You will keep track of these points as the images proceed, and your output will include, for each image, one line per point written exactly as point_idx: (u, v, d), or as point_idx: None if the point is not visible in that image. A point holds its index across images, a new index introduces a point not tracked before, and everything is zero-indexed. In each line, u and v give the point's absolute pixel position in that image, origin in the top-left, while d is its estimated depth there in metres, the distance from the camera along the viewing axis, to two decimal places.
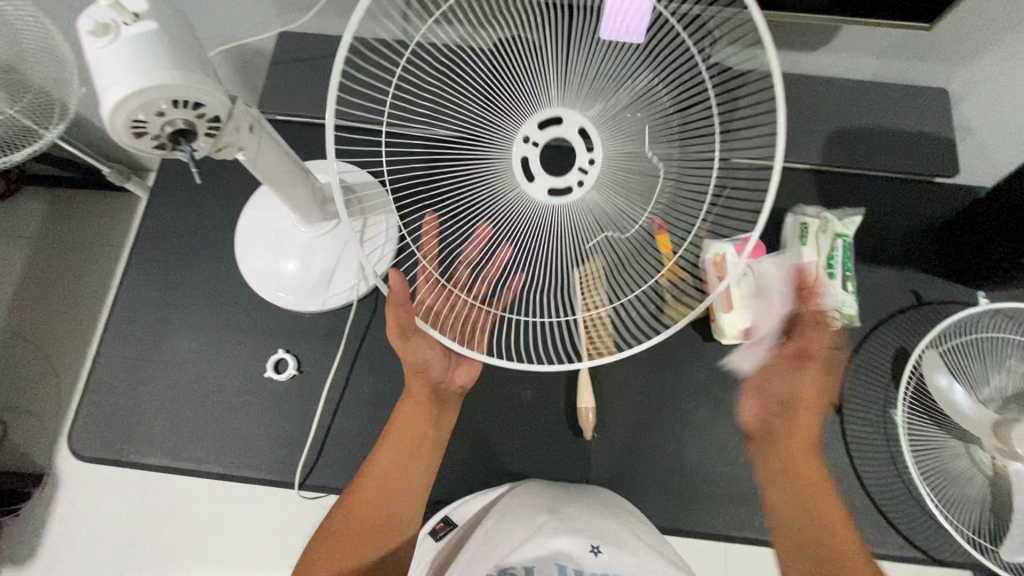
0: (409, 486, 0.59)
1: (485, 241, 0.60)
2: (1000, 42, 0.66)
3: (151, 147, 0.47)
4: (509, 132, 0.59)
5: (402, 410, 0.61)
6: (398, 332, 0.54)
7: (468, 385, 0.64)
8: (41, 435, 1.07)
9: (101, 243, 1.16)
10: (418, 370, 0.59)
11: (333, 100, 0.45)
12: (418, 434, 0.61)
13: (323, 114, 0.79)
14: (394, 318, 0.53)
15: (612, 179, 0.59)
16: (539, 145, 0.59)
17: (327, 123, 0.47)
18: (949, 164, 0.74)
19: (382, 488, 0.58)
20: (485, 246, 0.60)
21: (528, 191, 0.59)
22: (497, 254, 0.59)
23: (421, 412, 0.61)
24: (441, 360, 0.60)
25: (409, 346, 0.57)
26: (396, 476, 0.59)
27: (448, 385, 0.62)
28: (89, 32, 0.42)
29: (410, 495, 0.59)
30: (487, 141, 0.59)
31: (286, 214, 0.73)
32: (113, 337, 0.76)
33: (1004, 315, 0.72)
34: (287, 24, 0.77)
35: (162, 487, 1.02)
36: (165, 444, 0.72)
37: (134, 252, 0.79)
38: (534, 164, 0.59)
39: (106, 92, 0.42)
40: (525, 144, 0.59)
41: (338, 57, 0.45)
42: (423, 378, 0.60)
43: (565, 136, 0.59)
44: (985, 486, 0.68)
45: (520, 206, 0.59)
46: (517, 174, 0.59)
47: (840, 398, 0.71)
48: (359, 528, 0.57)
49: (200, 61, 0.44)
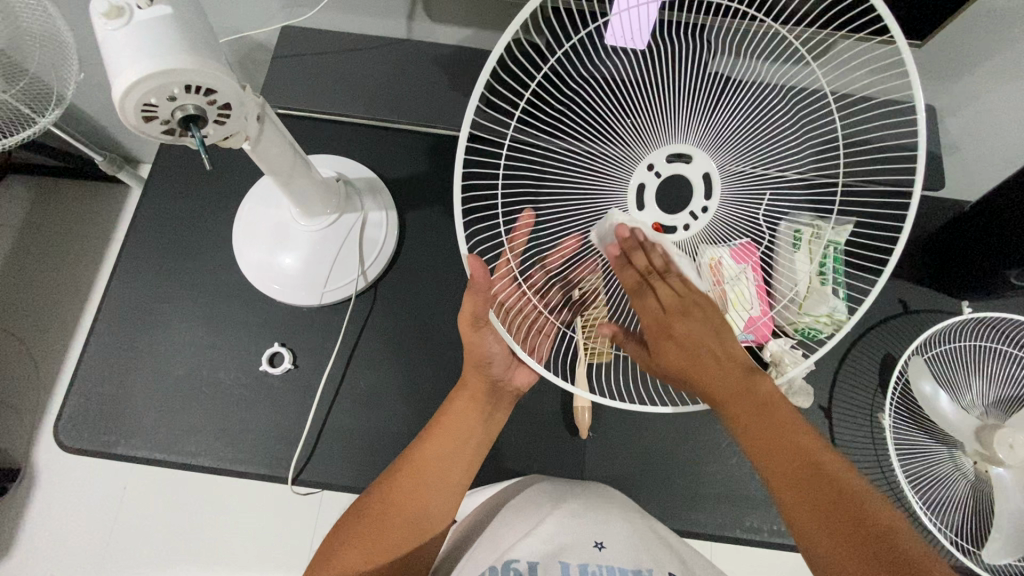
0: (453, 473, 0.57)
1: (570, 253, 0.58)
2: (988, 61, 0.69)
3: (159, 131, 0.47)
4: (626, 160, 0.53)
5: (455, 399, 0.60)
6: (472, 318, 0.55)
7: (524, 387, 0.64)
8: (18, 427, 1.04)
9: (89, 231, 1.14)
10: (480, 363, 0.59)
11: (467, 129, 0.45)
12: (463, 429, 0.59)
13: (325, 109, 0.79)
14: (470, 301, 0.53)
15: (726, 221, 0.55)
16: (660, 176, 0.53)
17: (458, 136, 0.45)
18: (936, 177, 0.77)
19: (421, 473, 0.55)
20: (568, 259, 0.58)
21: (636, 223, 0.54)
22: (580, 266, 0.58)
23: (474, 406, 0.60)
24: (504, 356, 0.60)
25: (476, 337, 0.58)
26: (441, 460, 0.57)
27: (505, 385, 0.62)
28: (102, 14, 0.41)
29: (453, 483, 0.57)
30: (599, 175, 0.55)
31: (287, 209, 0.73)
32: (103, 327, 0.75)
33: (986, 325, 0.75)
34: (292, 18, 0.77)
35: (145, 481, 1.00)
36: (156, 437, 0.70)
37: (128, 242, 0.78)
38: (648, 193, 0.53)
39: (118, 76, 0.41)
40: (645, 172, 0.53)
41: (475, 94, 0.45)
42: (483, 373, 0.60)
43: (686, 175, 0.53)
44: (967, 490, 0.70)
45: None
46: (630, 201, 0.54)
47: (830, 403, 0.73)
48: (385, 522, 0.53)
49: (213, 49, 0.44)
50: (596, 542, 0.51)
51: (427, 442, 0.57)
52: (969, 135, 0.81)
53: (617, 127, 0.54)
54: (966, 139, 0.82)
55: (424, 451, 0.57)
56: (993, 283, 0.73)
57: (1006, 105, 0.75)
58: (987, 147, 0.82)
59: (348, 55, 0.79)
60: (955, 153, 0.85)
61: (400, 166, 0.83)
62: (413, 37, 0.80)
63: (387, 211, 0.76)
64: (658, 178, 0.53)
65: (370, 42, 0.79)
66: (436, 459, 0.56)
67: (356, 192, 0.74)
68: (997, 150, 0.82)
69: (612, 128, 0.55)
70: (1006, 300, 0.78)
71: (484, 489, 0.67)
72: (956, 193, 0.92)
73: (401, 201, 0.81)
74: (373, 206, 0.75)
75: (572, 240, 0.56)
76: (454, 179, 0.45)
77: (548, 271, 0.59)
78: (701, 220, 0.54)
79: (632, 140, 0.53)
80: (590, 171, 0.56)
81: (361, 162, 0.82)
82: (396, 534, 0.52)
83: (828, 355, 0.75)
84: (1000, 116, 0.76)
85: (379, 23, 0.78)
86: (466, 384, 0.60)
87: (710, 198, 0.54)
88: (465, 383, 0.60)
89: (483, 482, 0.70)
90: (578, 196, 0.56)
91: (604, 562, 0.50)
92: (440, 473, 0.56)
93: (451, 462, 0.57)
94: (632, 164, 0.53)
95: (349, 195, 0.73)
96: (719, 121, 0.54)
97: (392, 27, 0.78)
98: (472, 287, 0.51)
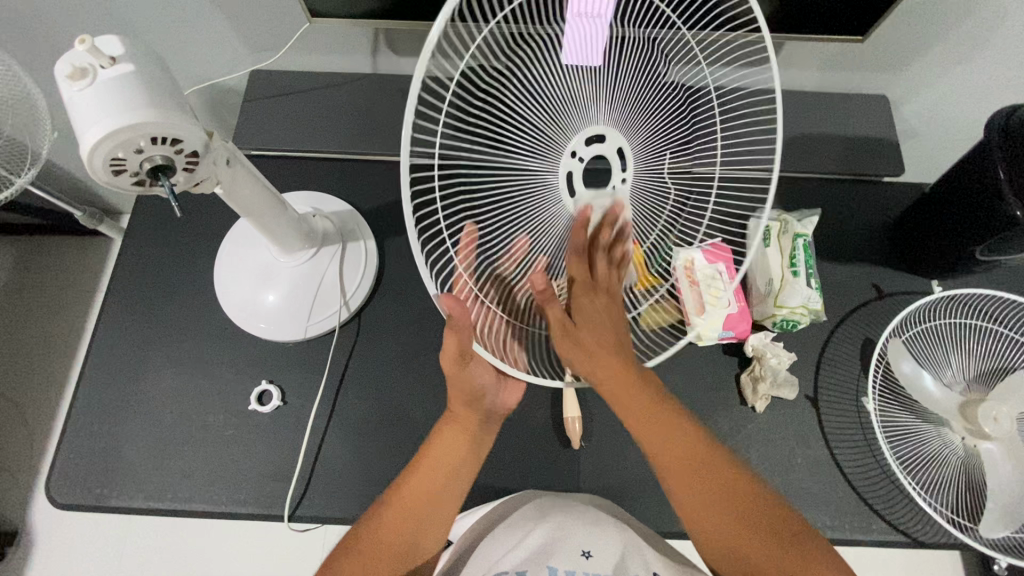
0: (445, 502, 0.57)
1: (522, 254, 0.56)
2: (929, 50, 0.73)
3: (130, 183, 0.48)
4: (552, 149, 0.55)
5: (441, 434, 0.59)
6: (456, 355, 0.55)
7: (515, 405, 0.64)
8: (11, 490, 1.03)
9: (75, 285, 1.14)
10: (471, 397, 0.59)
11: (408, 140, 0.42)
12: (454, 460, 0.58)
13: (299, 145, 0.81)
14: (454, 341, 0.54)
15: (644, 200, 0.56)
16: (584, 161, 0.55)
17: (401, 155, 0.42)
18: (893, 164, 0.80)
19: (416, 508, 0.55)
20: (520, 263, 0.57)
21: (571, 213, 0.55)
22: (533, 267, 0.56)
23: (463, 436, 0.59)
24: (494, 382, 0.61)
25: (464, 372, 0.58)
26: (433, 491, 0.56)
27: (497, 410, 0.62)
28: (65, 76, 0.43)
29: (444, 512, 0.57)
30: (523, 161, 0.55)
31: (268, 246, 0.74)
32: (90, 380, 0.75)
33: (959, 302, 0.77)
34: (259, 61, 0.79)
35: (144, 535, 0.99)
36: (149, 485, 0.70)
37: (112, 293, 0.79)
38: (577, 180, 0.55)
39: (84, 133, 0.43)
40: (571, 160, 0.55)
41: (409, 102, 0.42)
42: (474, 407, 0.60)
43: (605, 154, 0.55)
44: (959, 467, 0.71)
45: (563, 225, 0.56)
46: (562, 193, 0.55)
47: (815, 392, 0.74)
48: (381, 554, 0.53)
49: (176, 99, 0.46)
50: (583, 551, 0.52)
51: (417, 477, 0.57)
52: (926, 117, 0.84)
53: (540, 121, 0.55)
54: (922, 125, 0.85)
55: (411, 485, 0.56)
56: (954, 262, 0.75)
57: (956, 89, 0.78)
58: (943, 131, 0.85)
59: (317, 92, 0.81)
60: (914, 139, 0.87)
61: (376, 196, 0.84)
62: (380, 71, 0.82)
63: (368, 240, 0.77)
64: (582, 163, 0.55)
65: (338, 78, 0.81)
66: (433, 491, 0.56)
67: (334, 225, 0.76)
68: (953, 132, 0.85)
69: (535, 119, 0.55)
70: (979, 277, 0.79)
71: (482, 507, 0.67)
72: (922, 177, 0.95)
73: (379, 229, 0.82)
74: (352, 236, 0.77)
75: (521, 243, 0.56)
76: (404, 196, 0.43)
77: (505, 282, 0.57)
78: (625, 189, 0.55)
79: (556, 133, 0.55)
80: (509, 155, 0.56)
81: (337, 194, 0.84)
82: (389, 560, 0.53)
83: (809, 345, 0.76)
84: (950, 100, 0.80)
85: (344, 59, 0.80)
86: (455, 418, 0.59)
87: (627, 170, 0.56)
88: (454, 414, 0.60)
89: (479, 503, 0.70)
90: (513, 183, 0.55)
91: (590, 569, 0.51)
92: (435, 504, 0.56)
93: (445, 491, 0.57)
94: (558, 155, 0.55)
95: (328, 229, 0.75)
96: (643, 128, 0.56)
97: (358, 63, 0.81)
98: (454, 324, 0.51)
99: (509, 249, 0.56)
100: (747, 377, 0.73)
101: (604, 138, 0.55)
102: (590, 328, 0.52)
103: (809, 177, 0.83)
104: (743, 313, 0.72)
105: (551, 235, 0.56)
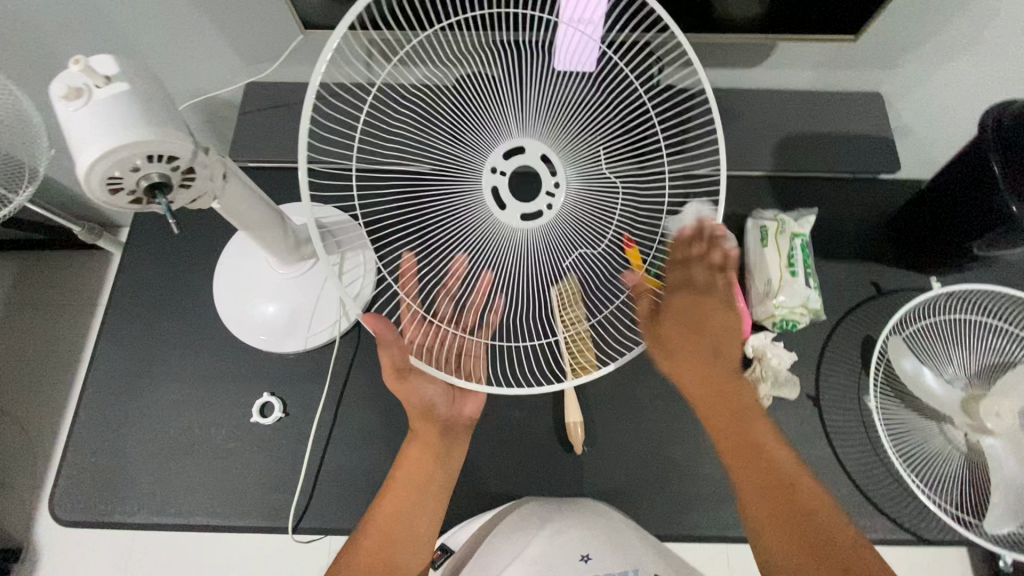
0: (422, 515, 0.58)
1: (463, 275, 0.60)
2: (922, 47, 0.73)
3: (127, 202, 0.48)
4: (473, 163, 0.62)
5: (408, 451, 0.61)
6: (395, 370, 0.57)
7: (477, 415, 0.65)
8: (16, 507, 1.04)
9: (74, 300, 1.14)
10: (425, 410, 0.61)
11: (304, 144, 0.47)
12: (421, 473, 0.60)
13: (295, 157, 0.81)
14: (386, 359, 0.56)
15: (577, 205, 0.62)
16: (506, 174, 0.61)
17: (299, 163, 0.47)
18: (890, 161, 0.80)
19: (392, 521, 0.56)
20: (464, 280, 0.60)
21: (503, 221, 0.61)
22: (477, 283, 0.60)
23: (427, 451, 0.61)
24: (445, 395, 0.62)
25: (408, 386, 0.59)
26: (406, 504, 0.58)
27: (458, 420, 0.64)
28: (61, 97, 0.43)
29: (421, 524, 0.58)
30: (452, 169, 0.62)
31: (265, 259, 0.74)
32: (91, 396, 0.75)
33: (959, 298, 0.77)
34: (254, 74, 0.79)
35: (149, 549, 0.99)
36: (152, 500, 0.70)
37: (112, 308, 0.79)
38: (504, 193, 0.61)
39: (81, 153, 0.43)
40: (492, 175, 0.61)
41: (304, 109, 0.47)
42: (431, 419, 0.61)
43: (528, 164, 0.61)
44: (963, 463, 0.70)
45: (493, 233, 0.60)
46: (491, 205, 0.61)
47: (817, 391, 0.74)
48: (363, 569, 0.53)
49: (172, 116, 0.46)
50: (583, 555, 0.52)
51: (389, 494, 0.58)
52: (921, 114, 0.84)
53: (466, 137, 0.61)
54: (917, 122, 0.85)
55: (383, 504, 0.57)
56: (952, 258, 0.75)
57: (949, 84, 0.78)
58: (938, 128, 0.86)
59: None
60: (909, 136, 0.88)
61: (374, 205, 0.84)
62: None
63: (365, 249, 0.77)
64: (504, 176, 0.61)
65: None
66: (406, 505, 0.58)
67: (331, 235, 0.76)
68: (948, 128, 0.85)
69: (459, 134, 0.61)
70: (977, 272, 0.80)
71: (485, 515, 0.67)
72: (918, 173, 0.95)
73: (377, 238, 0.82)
74: None
75: (460, 261, 0.59)
76: (301, 182, 0.47)
77: (452, 296, 0.61)
78: (558, 196, 0.62)
79: (480, 148, 0.62)
80: (444, 171, 0.63)
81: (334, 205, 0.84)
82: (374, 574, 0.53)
83: (809, 344, 0.76)
84: (944, 96, 0.80)
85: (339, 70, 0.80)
86: (416, 435, 0.61)
87: (557, 176, 0.62)
88: (416, 432, 0.61)
89: (482, 510, 0.70)
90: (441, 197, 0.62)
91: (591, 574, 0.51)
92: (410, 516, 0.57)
93: (417, 503, 0.58)
94: (479, 169, 0.61)
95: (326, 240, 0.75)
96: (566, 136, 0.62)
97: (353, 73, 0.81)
98: (383, 344, 0.54)
99: (450, 268, 0.60)
100: (748, 378, 0.73)
101: (524, 150, 0.62)
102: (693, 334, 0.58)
103: (805, 177, 0.83)
104: (744, 314, 0.71)
105: (484, 244, 0.60)
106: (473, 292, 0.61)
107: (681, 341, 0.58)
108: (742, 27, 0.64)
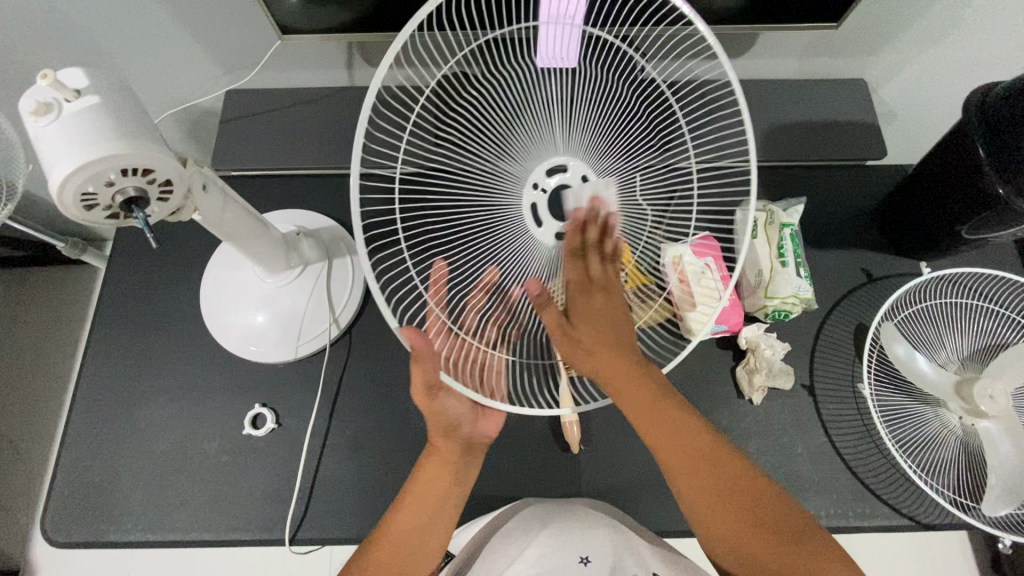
0: (434, 533, 0.57)
1: (493, 286, 0.58)
2: (903, 32, 0.73)
3: (104, 217, 0.47)
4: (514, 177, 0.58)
5: (424, 466, 0.59)
6: (426, 387, 0.55)
7: (495, 434, 0.63)
8: (12, 529, 1.02)
9: (61, 315, 1.13)
10: (448, 428, 0.59)
11: (357, 156, 0.43)
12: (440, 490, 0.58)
13: (279, 163, 0.80)
14: (419, 375, 0.54)
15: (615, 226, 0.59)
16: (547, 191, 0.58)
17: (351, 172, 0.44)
18: (877, 147, 0.80)
19: (402, 537, 0.55)
20: (492, 295, 0.58)
21: (539, 239, 0.58)
22: (505, 298, 0.58)
23: (447, 467, 0.59)
24: (469, 413, 0.60)
25: (435, 405, 0.57)
26: (419, 522, 0.56)
27: (479, 439, 0.62)
28: (29, 112, 0.42)
29: (433, 538, 0.57)
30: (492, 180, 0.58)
31: (252, 267, 0.74)
32: (79, 415, 0.74)
33: (949, 281, 0.77)
34: (234, 81, 0.78)
35: (148, 565, 0.98)
36: (146, 517, 0.69)
37: (98, 324, 0.78)
38: (542, 211, 0.58)
39: (52, 169, 0.42)
40: (532, 191, 0.58)
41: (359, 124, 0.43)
42: (453, 436, 0.60)
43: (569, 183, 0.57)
44: (957, 447, 0.71)
45: (526, 251, 0.58)
46: (527, 221, 0.58)
47: (811, 379, 0.74)
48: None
49: (145, 128, 0.45)
50: (581, 557, 0.52)
51: (404, 509, 0.57)
52: (905, 99, 0.84)
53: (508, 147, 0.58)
54: (901, 108, 0.85)
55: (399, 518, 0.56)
56: (942, 242, 0.75)
57: (932, 69, 0.78)
58: (923, 113, 0.86)
59: (293, 109, 0.80)
60: (894, 121, 0.88)
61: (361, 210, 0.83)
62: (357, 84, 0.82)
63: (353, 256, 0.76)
64: (546, 194, 0.58)
65: (314, 94, 0.81)
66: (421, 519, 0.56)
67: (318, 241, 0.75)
68: (933, 113, 0.85)
69: (497, 143, 0.58)
70: (966, 255, 0.80)
71: (483, 517, 0.67)
72: (904, 158, 0.95)
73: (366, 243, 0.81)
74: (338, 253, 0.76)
75: (491, 274, 0.57)
76: (351, 201, 0.43)
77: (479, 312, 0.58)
78: None
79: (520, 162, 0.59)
80: (478, 184, 0.59)
81: (321, 211, 0.83)
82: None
83: (802, 333, 0.76)
84: (928, 81, 0.80)
85: (321, 74, 0.80)
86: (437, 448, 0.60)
87: None
88: (437, 445, 0.60)
89: (481, 514, 0.69)
90: (476, 210, 0.58)
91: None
92: (424, 530, 0.56)
93: (433, 519, 0.57)
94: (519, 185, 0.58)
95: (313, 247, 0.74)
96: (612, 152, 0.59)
97: (335, 77, 0.80)
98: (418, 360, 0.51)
99: (479, 282, 0.58)
100: (743, 369, 0.72)
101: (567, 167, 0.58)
102: (590, 329, 0.55)
103: (792, 166, 0.83)
104: (735, 306, 0.71)
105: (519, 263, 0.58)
106: (501, 309, 0.58)
107: (578, 325, 0.55)
108: (724, 17, 0.63)
